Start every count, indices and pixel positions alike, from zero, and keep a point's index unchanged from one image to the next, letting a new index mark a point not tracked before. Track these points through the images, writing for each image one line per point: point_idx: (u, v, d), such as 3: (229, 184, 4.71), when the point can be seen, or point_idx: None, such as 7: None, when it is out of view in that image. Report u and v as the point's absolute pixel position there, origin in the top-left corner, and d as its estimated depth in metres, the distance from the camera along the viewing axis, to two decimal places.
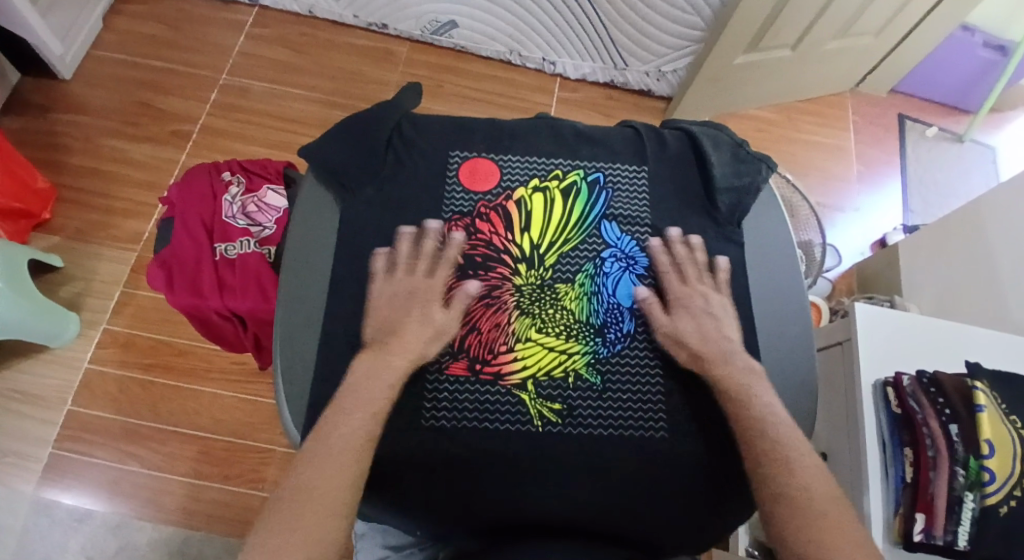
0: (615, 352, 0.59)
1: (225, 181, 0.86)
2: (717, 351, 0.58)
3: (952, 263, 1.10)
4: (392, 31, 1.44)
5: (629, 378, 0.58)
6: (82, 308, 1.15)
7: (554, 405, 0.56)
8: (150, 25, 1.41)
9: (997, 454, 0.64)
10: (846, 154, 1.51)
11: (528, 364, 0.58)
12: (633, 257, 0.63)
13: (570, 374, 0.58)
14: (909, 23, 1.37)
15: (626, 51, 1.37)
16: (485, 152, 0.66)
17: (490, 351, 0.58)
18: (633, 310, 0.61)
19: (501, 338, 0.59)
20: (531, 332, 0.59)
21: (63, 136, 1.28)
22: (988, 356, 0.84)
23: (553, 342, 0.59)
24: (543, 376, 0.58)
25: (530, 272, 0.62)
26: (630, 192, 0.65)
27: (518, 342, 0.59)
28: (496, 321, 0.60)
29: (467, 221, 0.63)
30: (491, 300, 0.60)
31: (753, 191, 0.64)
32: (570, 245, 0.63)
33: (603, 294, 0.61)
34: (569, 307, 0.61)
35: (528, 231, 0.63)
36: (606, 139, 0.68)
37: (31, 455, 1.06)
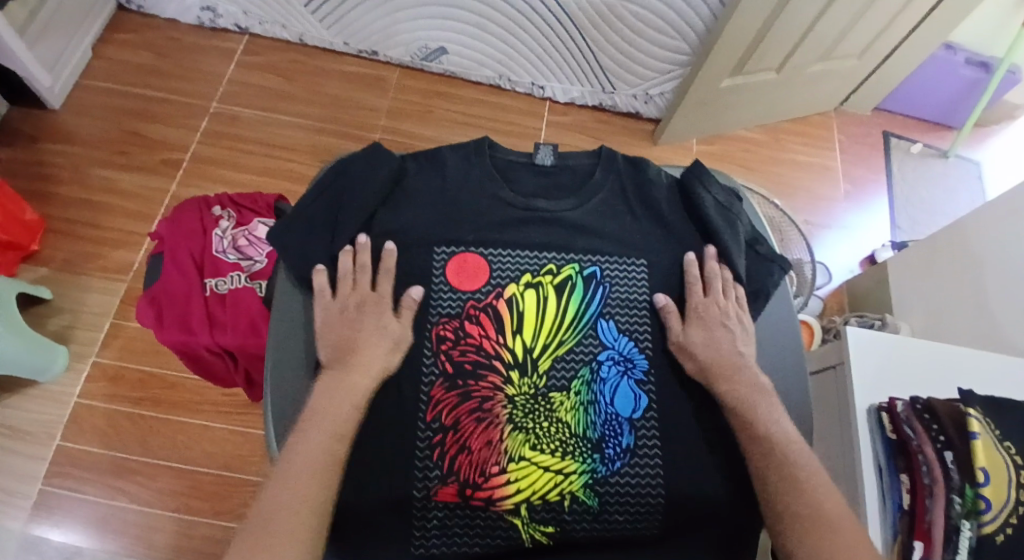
0: (612, 471, 0.61)
1: (215, 216, 0.87)
2: (734, 362, 0.65)
3: (941, 280, 1.11)
4: (382, 57, 1.45)
5: (627, 489, 0.61)
6: (70, 341, 1.14)
7: (546, 527, 0.60)
8: (140, 54, 1.41)
9: (992, 483, 0.63)
10: (832, 173, 1.52)
11: (522, 486, 0.60)
12: (630, 359, 0.66)
13: (565, 495, 0.60)
14: (891, 44, 1.40)
15: (614, 75, 1.39)
16: (473, 246, 0.69)
17: (482, 473, 0.60)
18: (631, 420, 0.63)
19: (492, 458, 0.60)
20: (526, 450, 0.61)
21: (51, 167, 1.27)
22: (980, 377, 0.84)
23: (548, 462, 0.61)
24: (536, 500, 0.60)
25: (523, 380, 0.64)
26: (624, 290, 0.69)
27: (512, 460, 0.60)
28: (489, 437, 0.61)
29: (456, 324, 0.66)
30: (482, 413, 0.62)
31: (764, 296, 0.69)
32: (563, 348, 0.66)
33: (601, 404, 0.64)
34: (565, 419, 0.63)
35: (520, 334, 0.66)
36: (602, 232, 0.71)
37: (18, 492, 1.04)
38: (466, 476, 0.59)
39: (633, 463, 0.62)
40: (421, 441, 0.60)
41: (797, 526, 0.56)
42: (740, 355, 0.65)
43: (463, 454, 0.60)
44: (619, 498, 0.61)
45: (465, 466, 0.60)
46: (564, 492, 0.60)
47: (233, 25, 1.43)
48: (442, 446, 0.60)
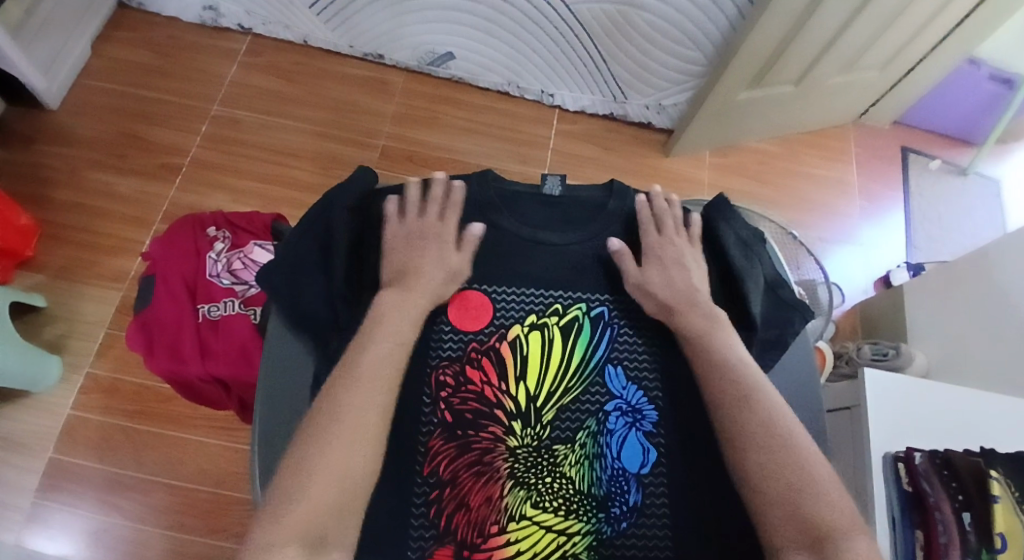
0: (618, 531, 0.58)
1: (210, 236, 0.84)
2: (700, 298, 0.64)
3: (960, 311, 1.07)
4: (388, 61, 1.41)
5: (633, 552, 0.58)
6: (65, 351, 1.12)
7: None
8: (140, 52, 1.37)
9: (1011, 548, 0.61)
10: (847, 189, 1.48)
11: (522, 547, 0.57)
12: (639, 411, 0.63)
13: (568, 557, 0.57)
14: (914, 57, 1.35)
15: (626, 85, 1.35)
16: (477, 283, 0.68)
17: (480, 533, 0.57)
18: (639, 476, 0.60)
19: (492, 516, 0.57)
20: (527, 509, 0.58)
21: (47, 169, 1.25)
22: (997, 424, 0.81)
23: (551, 521, 0.58)
24: None
25: (526, 431, 0.61)
26: (634, 333, 0.67)
27: (512, 521, 0.57)
28: (488, 493, 0.58)
29: (457, 368, 0.63)
30: (482, 467, 0.59)
31: (782, 346, 0.67)
32: (569, 396, 0.63)
33: (607, 458, 0.61)
34: (569, 473, 0.60)
35: (524, 380, 0.63)
36: (613, 270, 0.69)
37: (12, 505, 1.02)
38: (464, 535, 0.57)
39: (640, 523, 0.59)
40: (416, 496, 0.58)
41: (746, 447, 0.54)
42: (696, 299, 0.64)
43: (462, 515, 0.57)
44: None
45: (464, 527, 0.57)
46: (568, 553, 0.57)
47: (235, 24, 1.40)
48: (438, 504, 0.57)
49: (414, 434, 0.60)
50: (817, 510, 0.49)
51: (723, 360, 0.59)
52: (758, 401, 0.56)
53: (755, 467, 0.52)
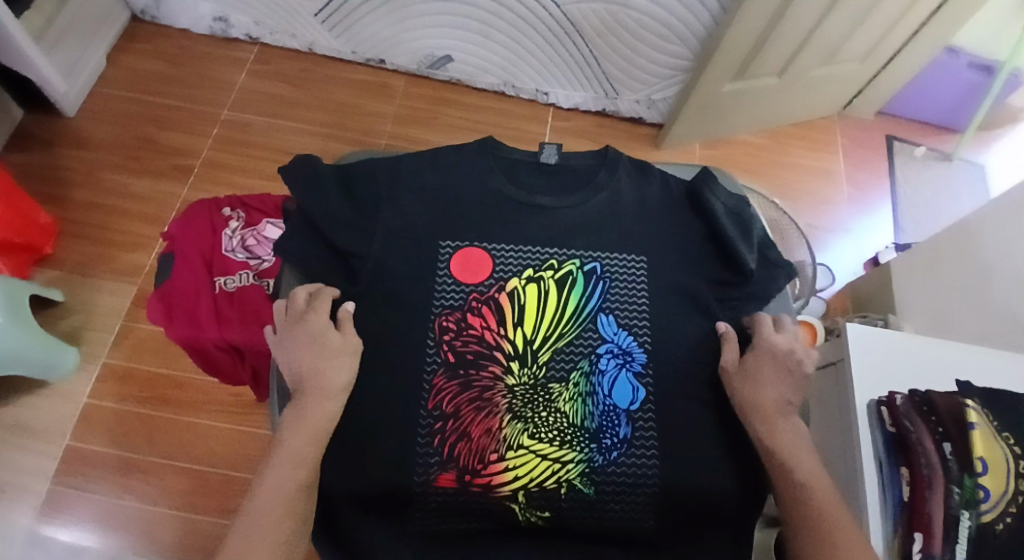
0: (610, 461, 0.63)
1: (225, 216, 0.90)
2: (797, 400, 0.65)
3: (945, 280, 1.10)
4: (389, 66, 1.48)
5: (623, 478, 0.63)
6: (82, 341, 1.16)
7: (541, 512, 0.63)
8: (153, 62, 1.45)
9: (991, 473, 0.64)
10: (834, 178, 1.53)
11: (519, 474, 0.63)
12: (630, 352, 0.67)
13: (562, 483, 0.63)
14: (892, 48, 1.41)
15: (616, 81, 1.41)
16: (477, 240, 0.71)
17: (481, 459, 0.63)
18: (629, 412, 0.65)
19: (491, 445, 0.63)
20: (523, 438, 0.64)
21: (64, 172, 1.30)
22: (982, 373, 0.83)
23: (546, 450, 0.63)
24: (534, 487, 0.63)
25: (523, 370, 0.66)
26: (624, 286, 0.70)
27: (510, 449, 0.63)
28: (488, 426, 0.64)
29: (458, 315, 0.67)
30: (482, 402, 0.65)
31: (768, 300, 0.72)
32: (564, 340, 0.68)
33: (599, 395, 0.65)
34: (563, 409, 0.65)
35: (521, 326, 0.68)
36: (606, 227, 0.73)
37: (29, 488, 1.05)
38: (464, 459, 0.62)
39: (630, 453, 0.64)
40: (422, 428, 0.63)
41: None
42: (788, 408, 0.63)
43: (462, 441, 0.63)
44: (616, 487, 0.63)
45: (464, 451, 0.63)
46: (561, 481, 0.63)
47: (244, 34, 1.47)
48: (442, 433, 0.63)
49: (419, 373, 0.65)
50: None
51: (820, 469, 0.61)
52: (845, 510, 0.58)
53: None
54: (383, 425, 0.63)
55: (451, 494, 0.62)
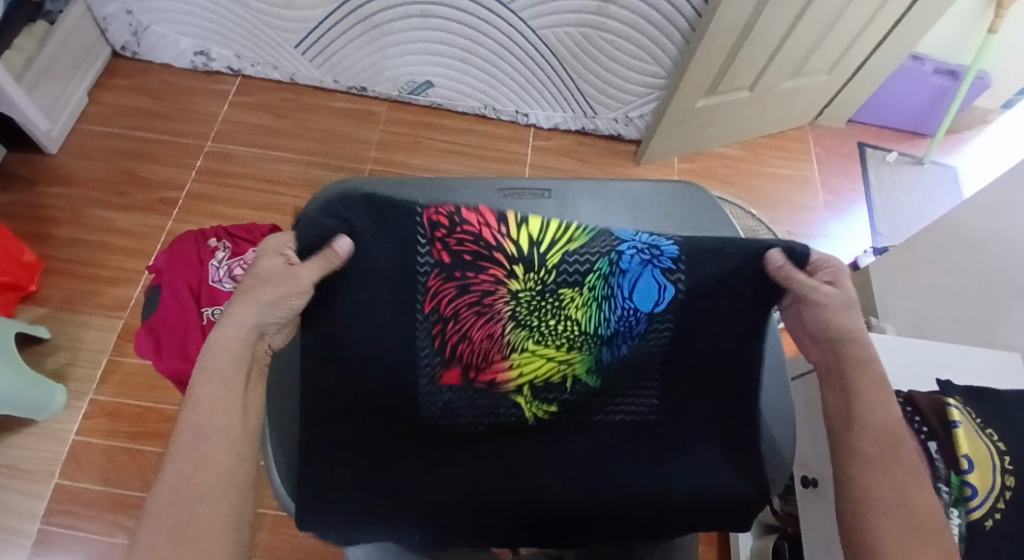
0: (616, 356, 0.57)
1: (211, 247, 0.91)
2: (854, 356, 0.56)
3: (923, 277, 1.12)
4: (371, 93, 1.50)
5: (630, 369, 0.58)
6: (69, 378, 1.15)
7: (550, 407, 0.60)
8: (136, 97, 1.46)
9: (977, 469, 0.63)
10: (810, 185, 1.56)
11: (523, 370, 0.58)
12: (656, 247, 0.53)
13: (566, 377, 0.59)
14: (857, 60, 1.46)
15: (594, 101, 1.44)
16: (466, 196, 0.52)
17: (486, 359, 0.57)
18: (652, 315, 0.55)
19: (494, 348, 0.56)
20: (529, 344, 0.56)
21: (48, 209, 1.30)
22: (963, 372, 0.85)
23: (552, 355, 0.57)
24: (538, 382, 0.59)
25: (529, 276, 0.53)
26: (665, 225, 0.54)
27: (514, 352, 0.57)
28: (490, 331, 0.55)
29: (452, 208, 0.52)
30: (483, 308, 0.54)
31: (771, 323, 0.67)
32: (577, 242, 0.53)
33: (618, 299, 0.54)
34: (575, 316, 0.55)
35: (526, 224, 0.52)
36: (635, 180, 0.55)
37: (17, 531, 1.03)
38: (471, 429, 0.59)
39: (642, 347, 0.57)
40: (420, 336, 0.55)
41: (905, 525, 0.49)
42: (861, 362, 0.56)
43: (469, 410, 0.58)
44: (626, 379, 0.59)
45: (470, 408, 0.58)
46: (567, 377, 0.59)
47: (226, 67, 1.49)
48: (442, 335, 0.55)
49: (409, 275, 0.53)
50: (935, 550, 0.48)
51: (888, 419, 0.54)
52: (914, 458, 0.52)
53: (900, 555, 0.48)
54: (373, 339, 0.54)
55: (458, 392, 0.58)
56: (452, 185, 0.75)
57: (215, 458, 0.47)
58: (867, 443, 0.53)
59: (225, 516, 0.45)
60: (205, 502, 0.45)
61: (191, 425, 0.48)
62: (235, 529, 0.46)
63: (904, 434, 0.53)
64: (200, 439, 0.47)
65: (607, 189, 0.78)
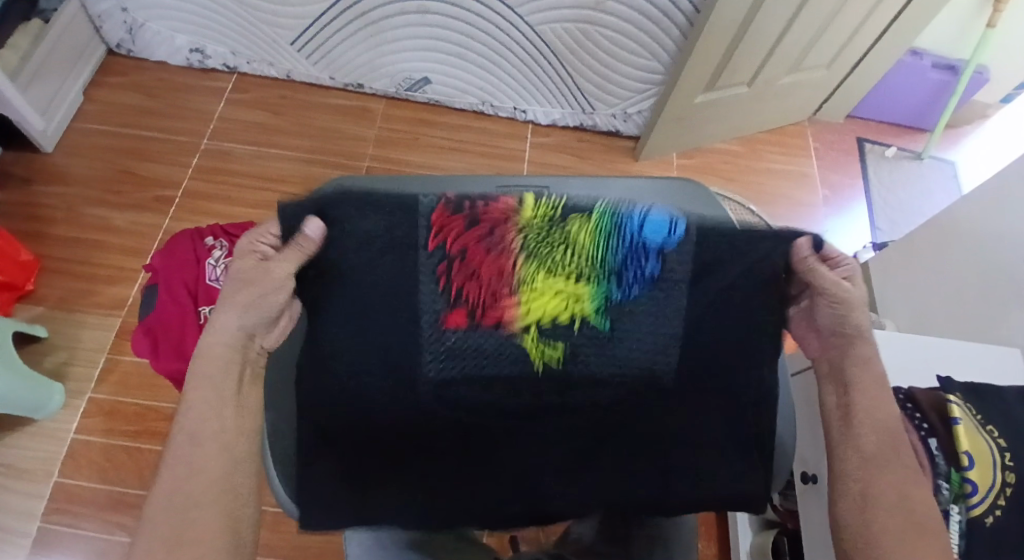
0: (627, 297, 0.54)
1: (208, 245, 0.91)
2: (858, 355, 0.57)
3: (923, 273, 1.12)
4: (368, 90, 1.50)
5: (641, 316, 0.54)
6: (67, 378, 1.15)
7: (556, 348, 0.55)
8: (131, 95, 1.45)
9: (977, 465, 0.63)
10: (809, 181, 1.56)
11: (530, 308, 0.54)
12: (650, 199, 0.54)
13: (575, 318, 0.54)
14: (856, 54, 1.46)
15: (592, 97, 1.43)
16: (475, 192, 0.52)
17: (492, 297, 0.54)
18: (662, 251, 0.53)
19: (503, 287, 0.53)
20: (538, 277, 0.53)
21: (44, 208, 1.30)
22: (962, 368, 0.85)
23: (561, 289, 0.54)
24: (545, 322, 0.55)
25: (540, 205, 0.51)
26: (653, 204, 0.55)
27: (522, 286, 0.53)
28: (500, 267, 0.53)
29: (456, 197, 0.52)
30: (491, 244, 0.52)
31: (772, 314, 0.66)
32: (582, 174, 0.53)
33: (627, 231, 0.53)
34: (584, 246, 0.52)
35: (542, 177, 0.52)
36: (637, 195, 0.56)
37: (16, 531, 1.03)
38: (476, 395, 0.55)
39: (654, 293, 0.54)
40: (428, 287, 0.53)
41: (892, 525, 0.51)
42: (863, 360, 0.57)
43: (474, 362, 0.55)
44: (633, 322, 0.55)
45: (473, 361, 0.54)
46: (575, 317, 0.54)
47: (221, 64, 1.48)
48: (446, 275, 0.53)
49: (412, 222, 0.52)
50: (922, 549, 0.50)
51: (888, 415, 0.55)
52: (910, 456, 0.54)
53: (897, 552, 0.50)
54: (376, 290, 0.53)
55: (461, 335, 0.54)
56: (449, 181, 0.74)
57: (205, 466, 0.50)
58: (866, 437, 0.54)
59: (217, 520, 0.49)
60: (199, 507, 0.48)
61: (185, 435, 0.51)
62: (231, 530, 0.49)
63: (899, 432, 0.55)
64: (193, 445, 0.50)
65: (606, 185, 0.77)
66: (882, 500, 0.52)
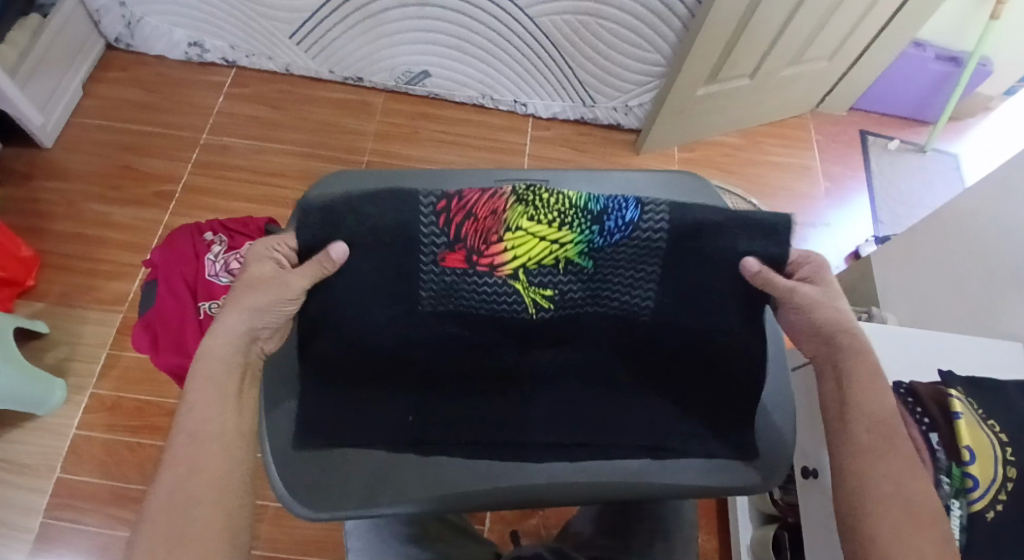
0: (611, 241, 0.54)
1: (207, 240, 0.91)
2: (848, 349, 0.57)
3: (925, 267, 1.11)
4: (368, 83, 1.49)
5: (625, 256, 0.54)
6: (68, 373, 1.15)
7: (547, 292, 0.55)
8: (130, 90, 1.45)
9: (978, 460, 0.63)
10: (811, 173, 1.55)
11: (517, 254, 0.54)
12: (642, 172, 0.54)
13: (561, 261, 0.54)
14: (859, 46, 1.45)
15: (593, 90, 1.43)
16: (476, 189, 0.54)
17: (483, 242, 0.54)
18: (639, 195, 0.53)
19: (493, 228, 0.53)
20: (523, 220, 0.53)
21: (44, 203, 1.30)
22: (963, 361, 0.85)
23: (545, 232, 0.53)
24: (534, 266, 0.54)
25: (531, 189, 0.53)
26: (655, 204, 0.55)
27: (508, 231, 0.53)
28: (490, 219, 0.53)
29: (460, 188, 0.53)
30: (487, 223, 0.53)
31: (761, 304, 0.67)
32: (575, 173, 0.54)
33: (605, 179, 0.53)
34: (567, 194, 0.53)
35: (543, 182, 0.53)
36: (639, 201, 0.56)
37: (21, 525, 1.03)
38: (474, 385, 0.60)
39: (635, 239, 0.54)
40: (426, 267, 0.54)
41: (895, 519, 0.51)
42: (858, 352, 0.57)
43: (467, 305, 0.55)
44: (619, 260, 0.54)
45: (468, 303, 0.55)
46: (559, 258, 0.54)
47: (220, 58, 1.47)
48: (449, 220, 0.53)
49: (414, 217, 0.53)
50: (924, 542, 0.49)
51: (885, 407, 0.55)
52: (908, 449, 0.53)
53: (895, 547, 0.49)
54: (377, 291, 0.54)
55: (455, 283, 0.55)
56: (445, 174, 0.74)
57: (206, 465, 0.50)
58: (862, 433, 0.54)
59: (219, 519, 0.49)
60: (197, 506, 0.49)
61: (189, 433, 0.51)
62: (231, 530, 0.49)
63: (899, 424, 0.54)
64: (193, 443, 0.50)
65: (604, 178, 0.77)
66: (883, 495, 0.52)
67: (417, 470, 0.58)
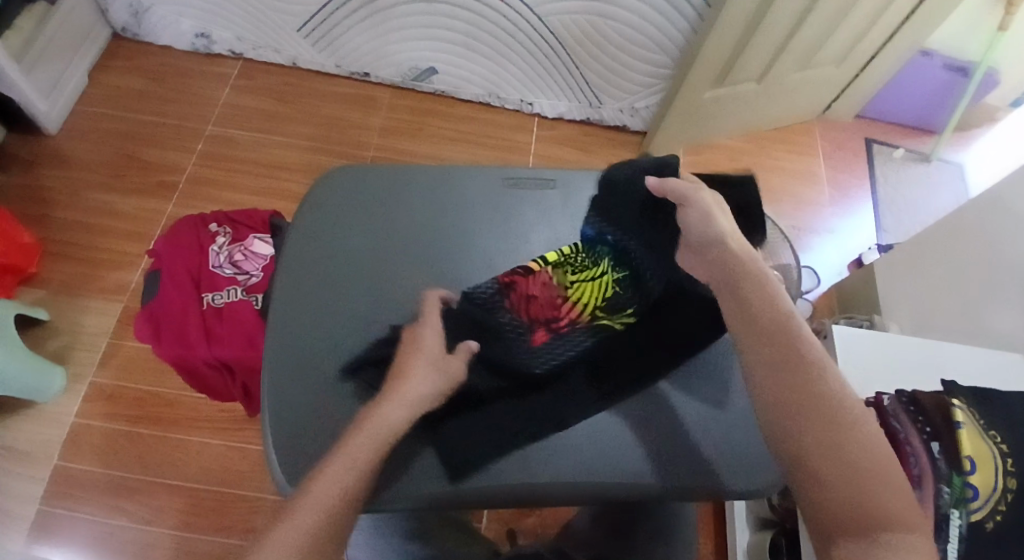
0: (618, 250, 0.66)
1: (212, 232, 0.92)
2: (752, 290, 0.52)
3: (929, 274, 1.11)
4: (374, 78, 1.49)
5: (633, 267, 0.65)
6: (68, 362, 1.15)
7: (626, 310, 0.65)
8: (136, 79, 1.44)
9: (979, 470, 0.63)
10: (817, 179, 1.55)
11: (583, 301, 0.66)
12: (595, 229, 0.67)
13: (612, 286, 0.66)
14: (868, 52, 1.44)
15: (600, 90, 1.43)
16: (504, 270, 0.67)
17: (553, 304, 0.66)
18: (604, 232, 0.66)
19: (552, 295, 0.66)
20: (569, 279, 0.66)
21: (48, 191, 1.29)
22: (964, 371, 0.85)
23: (592, 274, 0.66)
24: (602, 302, 0.66)
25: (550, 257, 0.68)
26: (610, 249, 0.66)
27: (566, 289, 0.66)
28: (542, 282, 0.66)
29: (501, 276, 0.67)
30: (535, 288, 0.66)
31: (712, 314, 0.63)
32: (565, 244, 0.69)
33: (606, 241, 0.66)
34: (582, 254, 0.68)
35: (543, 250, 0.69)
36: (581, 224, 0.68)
37: (17, 513, 1.03)
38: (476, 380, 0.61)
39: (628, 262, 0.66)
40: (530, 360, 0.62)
41: (836, 477, 0.42)
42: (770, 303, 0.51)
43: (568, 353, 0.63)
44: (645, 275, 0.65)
45: (576, 356, 0.63)
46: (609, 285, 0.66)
47: (227, 50, 1.47)
48: (514, 304, 0.65)
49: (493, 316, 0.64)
50: (878, 501, 0.41)
51: (778, 319, 0.50)
52: (814, 358, 0.48)
53: (827, 465, 0.42)
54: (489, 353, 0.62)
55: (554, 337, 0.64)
56: (455, 173, 0.74)
57: (330, 506, 0.45)
58: (775, 382, 0.46)
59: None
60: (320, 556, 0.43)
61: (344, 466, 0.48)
62: None
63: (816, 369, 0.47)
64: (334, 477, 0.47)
65: None
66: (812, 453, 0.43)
67: (425, 467, 0.58)
